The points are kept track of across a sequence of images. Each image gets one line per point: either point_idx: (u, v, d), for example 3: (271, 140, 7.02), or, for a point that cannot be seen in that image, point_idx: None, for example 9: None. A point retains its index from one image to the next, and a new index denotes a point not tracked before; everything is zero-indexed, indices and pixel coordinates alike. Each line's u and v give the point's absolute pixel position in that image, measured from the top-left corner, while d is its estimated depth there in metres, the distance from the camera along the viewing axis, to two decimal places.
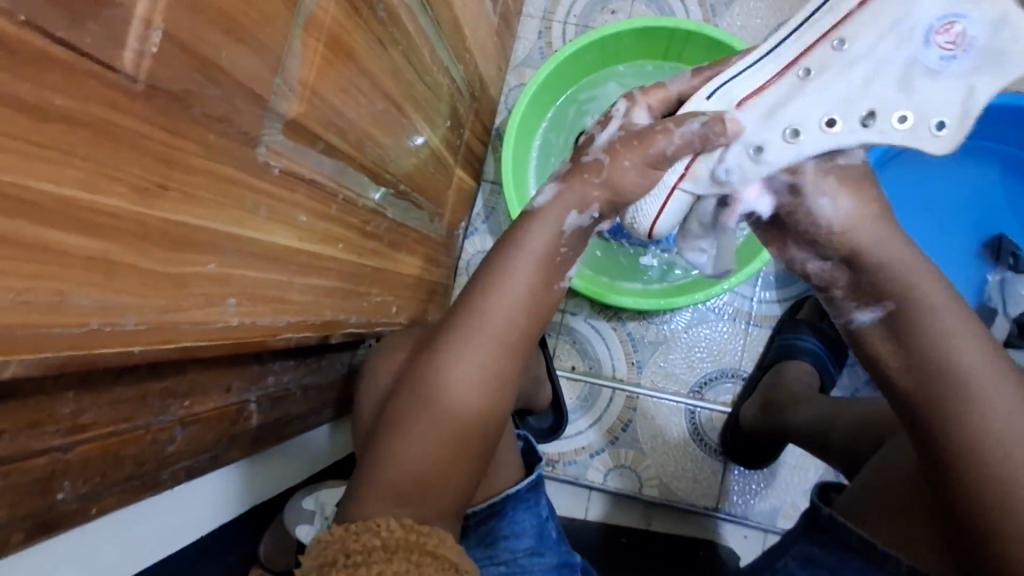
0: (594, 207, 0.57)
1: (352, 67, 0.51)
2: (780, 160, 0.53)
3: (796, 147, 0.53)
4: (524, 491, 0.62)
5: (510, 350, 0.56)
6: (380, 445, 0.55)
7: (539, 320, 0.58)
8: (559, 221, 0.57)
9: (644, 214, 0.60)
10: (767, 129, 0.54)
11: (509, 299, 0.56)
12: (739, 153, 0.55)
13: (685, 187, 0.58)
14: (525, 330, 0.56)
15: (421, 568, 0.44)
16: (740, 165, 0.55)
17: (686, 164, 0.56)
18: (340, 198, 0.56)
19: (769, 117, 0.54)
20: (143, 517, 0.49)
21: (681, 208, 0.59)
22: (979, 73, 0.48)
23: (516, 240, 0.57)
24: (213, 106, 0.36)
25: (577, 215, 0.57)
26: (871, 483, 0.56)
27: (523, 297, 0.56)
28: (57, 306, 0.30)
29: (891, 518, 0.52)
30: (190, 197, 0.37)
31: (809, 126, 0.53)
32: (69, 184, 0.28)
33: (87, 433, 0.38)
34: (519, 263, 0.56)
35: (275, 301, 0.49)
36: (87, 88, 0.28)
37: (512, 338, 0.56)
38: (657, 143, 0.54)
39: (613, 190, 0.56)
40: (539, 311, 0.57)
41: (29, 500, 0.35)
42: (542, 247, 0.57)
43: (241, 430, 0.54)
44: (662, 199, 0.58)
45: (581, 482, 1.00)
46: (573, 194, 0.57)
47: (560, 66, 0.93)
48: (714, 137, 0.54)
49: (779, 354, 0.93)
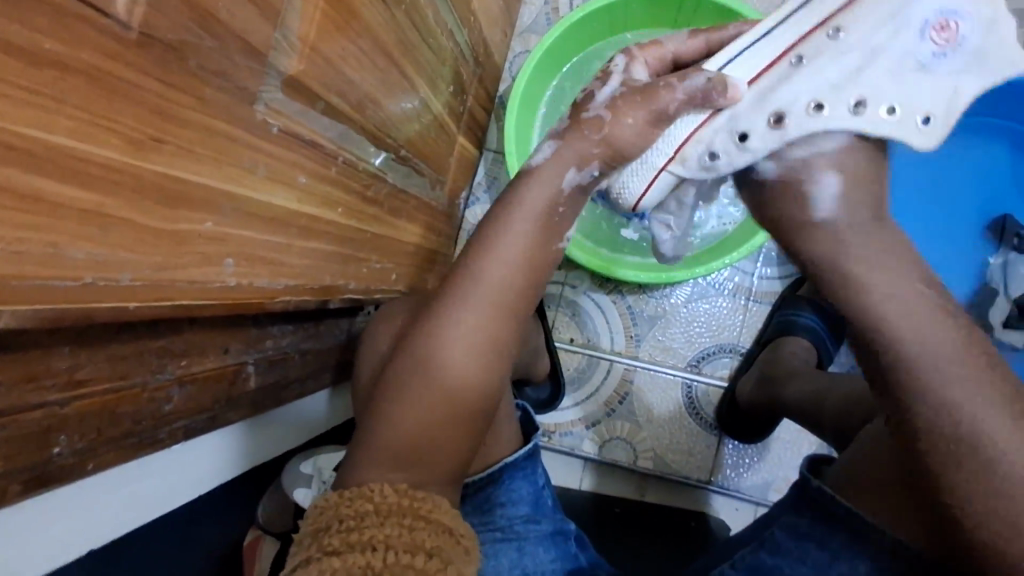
0: (593, 164, 0.58)
1: (354, 25, 0.50)
2: (765, 147, 0.54)
3: (783, 132, 0.53)
4: (520, 460, 0.63)
5: (506, 313, 0.57)
6: (379, 408, 0.55)
7: (535, 280, 0.58)
8: (558, 178, 0.57)
9: (631, 190, 0.61)
10: (757, 115, 0.54)
11: (506, 260, 0.56)
12: (727, 137, 0.56)
13: (674, 168, 0.59)
14: (521, 292, 0.57)
15: (414, 532, 0.44)
16: (728, 149, 0.56)
17: (676, 146, 0.57)
18: (340, 160, 0.55)
19: (761, 101, 0.54)
20: (141, 475, 0.50)
21: (667, 186, 0.61)
22: (965, 71, 0.51)
23: (514, 202, 0.57)
24: (210, 59, 0.35)
25: (576, 172, 0.58)
26: (858, 454, 0.56)
27: (520, 258, 0.57)
28: (50, 257, 0.29)
29: (876, 488, 0.52)
30: (187, 153, 0.36)
31: (796, 111, 0.53)
32: (60, 133, 0.27)
33: (84, 389, 0.38)
34: (517, 224, 0.57)
35: (273, 263, 0.49)
36: (79, 33, 0.27)
37: (508, 300, 0.57)
38: (662, 97, 0.55)
39: (612, 147, 0.57)
40: (535, 273, 0.58)
41: (25, 454, 0.35)
42: (541, 205, 0.57)
43: (239, 392, 0.54)
44: (649, 178, 0.60)
45: (577, 453, 1.01)
46: (572, 154, 0.57)
47: (567, 33, 0.91)
48: (717, 93, 0.54)
49: (777, 329, 0.93)
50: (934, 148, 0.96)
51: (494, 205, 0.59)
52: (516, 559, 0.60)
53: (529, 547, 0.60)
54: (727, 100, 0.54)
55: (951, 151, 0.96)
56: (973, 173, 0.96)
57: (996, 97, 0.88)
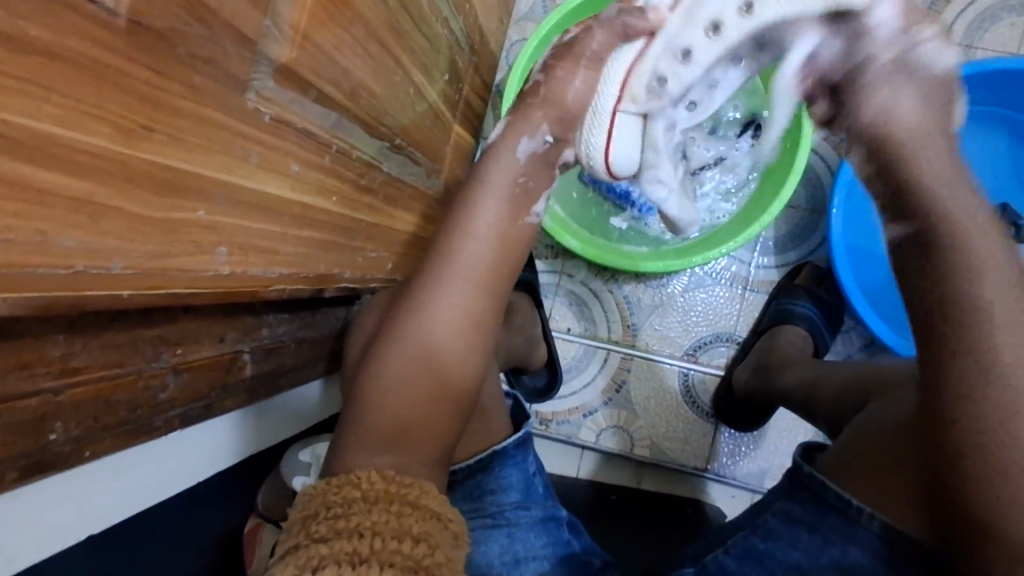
0: (544, 130, 0.62)
1: (346, 11, 0.50)
2: (708, 57, 0.55)
3: (722, 40, 0.54)
4: (511, 447, 0.63)
5: (484, 289, 0.59)
6: (361, 393, 0.56)
7: (511, 256, 0.61)
8: (514, 149, 0.62)
9: (596, 145, 0.62)
10: (690, 29, 0.54)
11: (480, 237, 0.59)
12: (670, 59, 0.56)
13: (626, 108, 0.60)
14: (496, 268, 0.60)
15: (402, 518, 0.45)
16: (673, 69, 0.56)
17: (619, 85, 0.59)
18: (334, 149, 0.55)
19: (691, 15, 0.54)
20: (139, 462, 0.50)
21: (631, 131, 0.61)
22: None
23: (479, 181, 0.61)
24: (199, 46, 0.35)
25: (530, 140, 0.62)
26: (850, 442, 0.57)
27: (494, 233, 0.60)
28: (40, 246, 0.29)
29: (865, 471, 0.53)
30: (178, 141, 0.36)
31: (727, 14, 0.53)
32: (47, 120, 0.27)
33: (78, 377, 0.38)
34: (484, 201, 0.61)
35: (267, 252, 0.49)
36: (65, 20, 0.27)
37: (484, 277, 0.59)
38: (585, 42, 0.61)
39: (555, 106, 0.62)
40: (510, 248, 0.61)
41: (21, 440, 0.35)
42: (505, 181, 0.62)
43: (235, 380, 0.54)
44: (606, 127, 0.61)
45: (574, 441, 1.01)
46: (524, 123, 0.62)
47: (563, 21, 0.91)
48: (634, 21, 0.58)
49: (773, 319, 0.94)
50: None
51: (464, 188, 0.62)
52: (506, 546, 0.61)
53: (519, 533, 0.61)
54: (645, 23, 0.58)
55: None
56: (977, 159, 0.95)
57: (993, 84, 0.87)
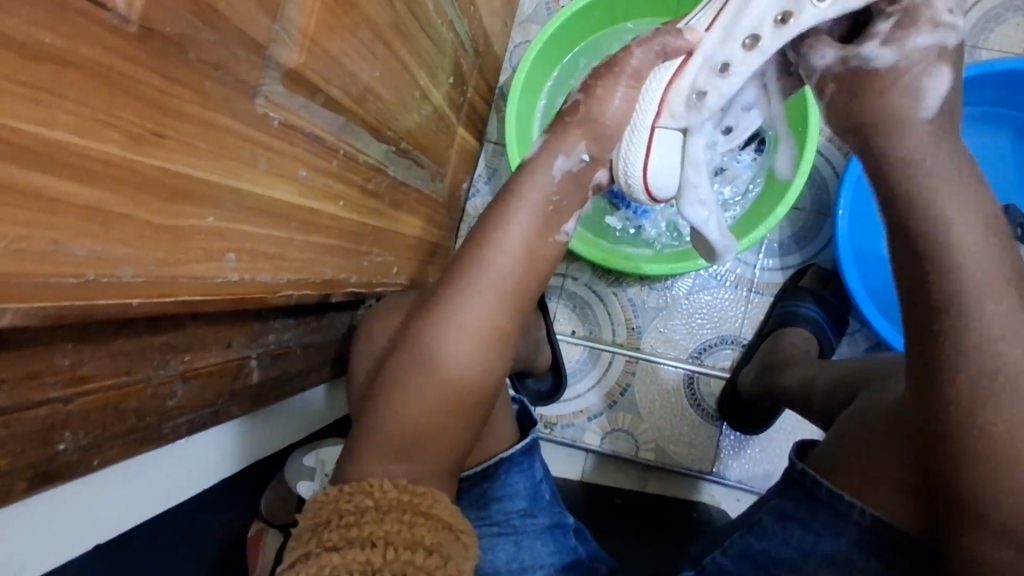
0: (582, 148, 0.62)
1: (354, 15, 0.49)
2: (746, 71, 0.57)
3: (759, 51, 0.56)
4: (518, 455, 0.63)
5: (507, 300, 0.58)
6: (379, 398, 0.56)
7: (537, 269, 0.61)
8: (551, 166, 0.61)
9: (634, 159, 0.62)
10: (728, 45, 0.57)
11: (508, 248, 0.59)
12: (707, 74, 0.59)
13: (664, 123, 0.61)
14: (521, 281, 0.59)
15: (414, 527, 0.45)
16: (711, 82, 0.59)
17: (658, 103, 0.60)
18: (341, 153, 0.55)
19: (728, 33, 0.57)
20: (147, 468, 0.50)
21: (667, 144, 0.62)
22: None
23: (515, 195, 0.61)
24: (209, 51, 0.35)
25: (566, 158, 0.62)
26: (846, 430, 0.56)
27: (522, 245, 0.60)
28: (51, 255, 0.29)
29: (862, 470, 0.53)
30: (188, 147, 0.36)
31: (766, 28, 0.55)
32: (59, 129, 0.27)
33: (88, 386, 0.38)
34: (517, 215, 0.60)
35: (275, 258, 0.48)
36: (79, 27, 0.26)
37: (508, 288, 0.58)
38: (624, 61, 0.61)
39: (592, 127, 0.62)
40: (536, 262, 0.60)
41: (30, 450, 0.35)
42: (538, 197, 0.61)
43: (242, 387, 0.54)
44: (646, 143, 0.61)
45: (579, 444, 1.01)
46: (562, 140, 0.62)
47: (567, 24, 0.90)
48: (672, 40, 0.60)
49: (779, 322, 0.94)
50: None
51: (497, 198, 0.62)
52: (512, 554, 0.60)
53: (526, 541, 0.61)
54: (685, 43, 0.59)
55: None
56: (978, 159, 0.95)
57: (994, 86, 0.87)
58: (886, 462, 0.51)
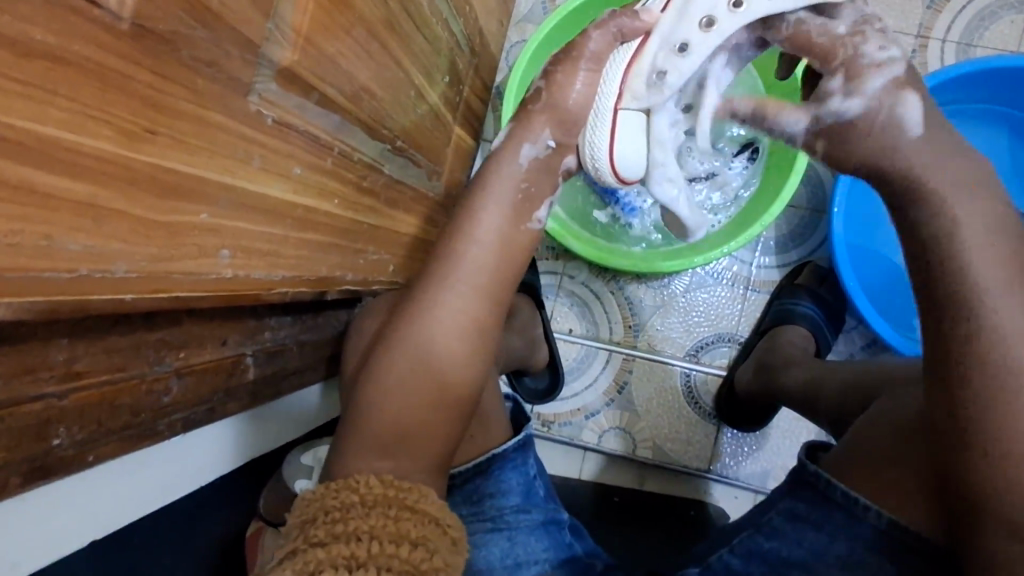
0: (547, 136, 0.63)
1: (348, 14, 0.50)
2: (703, 51, 0.55)
3: (715, 32, 0.54)
4: (511, 450, 0.63)
5: (482, 293, 0.59)
6: (365, 394, 0.56)
7: (511, 259, 0.62)
8: (516, 155, 0.63)
9: (598, 144, 0.62)
10: (684, 25, 0.55)
11: (483, 240, 0.60)
12: (666, 54, 0.56)
13: (626, 105, 0.60)
14: (495, 270, 0.60)
15: (399, 521, 0.45)
16: (669, 60, 0.56)
17: (618, 84, 0.59)
18: (336, 151, 0.55)
19: (682, 13, 0.55)
20: (142, 465, 0.50)
21: (631, 128, 0.61)
22: None
23: (484, 186, 0.62)
24: (202, 49, 0.35)
25: (532, 146, 0.63)
26: (860, 435, 0.56)
27: (494, 238, 0.61)
28: (44, 250, 0.29)
29: (872, 472, 0.53)
30: (181, 144, 0.36)
31: (720, 8, 0.53)
32: (52, 124, 0.27)
33: (83, 381, 0.38)
34: (485, 207, 0.61)
35: (269, 255, 0.49)
36: (71, 24, 0.27)
37: (483, 280, 0.59)
38: (584, 44, 0.60)
39: (556, 113, 0.62)
40: (512, 252, 0.62)
41: (25, 444, 0.35)
42: (508, 185, 0.62)
43: (237, 383, 0.54)
44: (609, 126, 0.61)
45: (576, 442, 1.01)
46: (527, 129, 0.63)
47: (562, 23, 0.91)
48: (630, 21, 0.58)
49: (776, 319, 0.94)
50: None
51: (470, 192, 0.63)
52: (506, 549, 0.60)
53: (519, 536, 0.61)
54: (642, 24, 0.58)
55: None
56: None
57: (996, 83, 0.87)
58: (904, 466, 0.51)
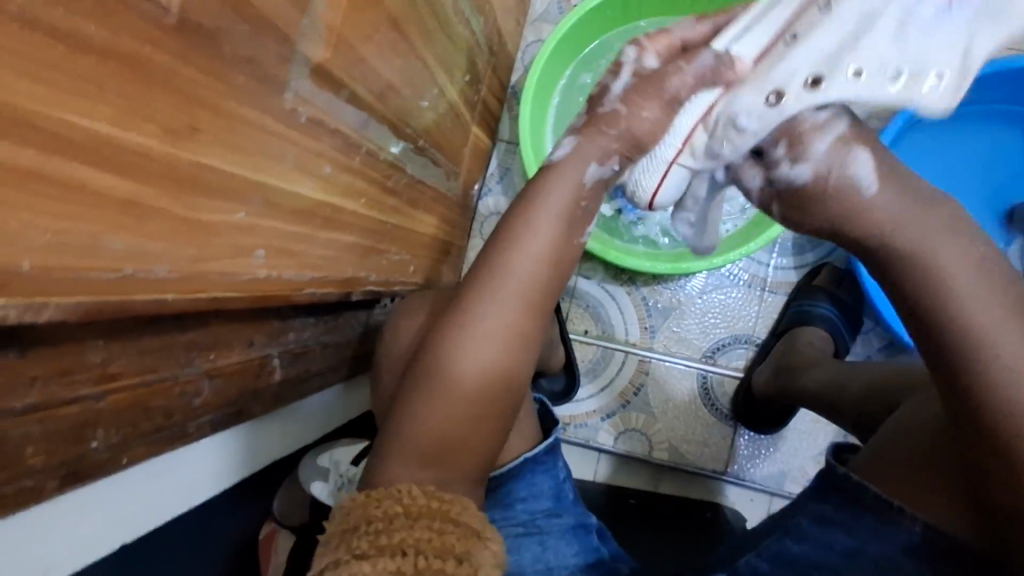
0: (614, 159, 0.58)
1: (378, 10, 0.49)
2: (761, 127, 0.52)
3: (778, 110, 0.51)
4: (541, 454, 0.62)
5: (531, 308, 0.56)
6: (403, 401, 0.55)
7: (560, 274, 0.58)
8: (580, 175, 0.57)
9: (644, 187, 0.60)
10: (749, 96, 0.52)
11: (531, 254, 0.56)
12: (725, 124, 0.53)
13: (683, 161, 0.58)
14: (546, 286, 0.57)
15: (443, 536, 0.44)
16: (728, 136, 0.54)
17: (682, 138, 0.56)
18: (363, 150, 0.54)
19: (757, 82, 0.52)
20: (169, 471, 0.50)
21: (680, 182, 0.60)
22: (978, 27, 0.47)
23: (536, 195, 0.57)
24: (241, 46, 0.34)
25: (599, 167, 0.58)
26: (890, 437, 0.56)
27: (545, 252, 0.56)
28: (90, 249, 0.29)
29: (899, 474, 0.52)
30: (220, 142, 0.35)
31: (792, 89, 0.50)
32: (101, 120, 0.27)
33: (116, 383, 0.37)
34: (540, 221, 0.56)
35: (299, 256, 0.48)
36: (122, 19, 0.26)
37: (533, 295, 0.56)
38: (672, 82, 0.55)
39: (631, 141, 0.57)
40: (559, 265, 0.58)
41: (63, 448, 0.35)
42: (563, 200, 0.57)
43: (263, 385, 0.53)
44: (660, 173, 0.59)
45: (591, 444, 1.01)
46: (592, 147, 0.57)
47: (581, 22, 0.90)
48: (725, 69, 0.54)
49: (795, 320, 0.93)
50: (942, 135, 0.94)
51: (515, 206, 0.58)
52: (538, 553, 0.60)
53: (551, 541, 0.60)
54: (733, 74, 0.53)
55: (959, 138, 0.95)
56: (986, 157, 0.94)
57: (997, 83, 0.86)
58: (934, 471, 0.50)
